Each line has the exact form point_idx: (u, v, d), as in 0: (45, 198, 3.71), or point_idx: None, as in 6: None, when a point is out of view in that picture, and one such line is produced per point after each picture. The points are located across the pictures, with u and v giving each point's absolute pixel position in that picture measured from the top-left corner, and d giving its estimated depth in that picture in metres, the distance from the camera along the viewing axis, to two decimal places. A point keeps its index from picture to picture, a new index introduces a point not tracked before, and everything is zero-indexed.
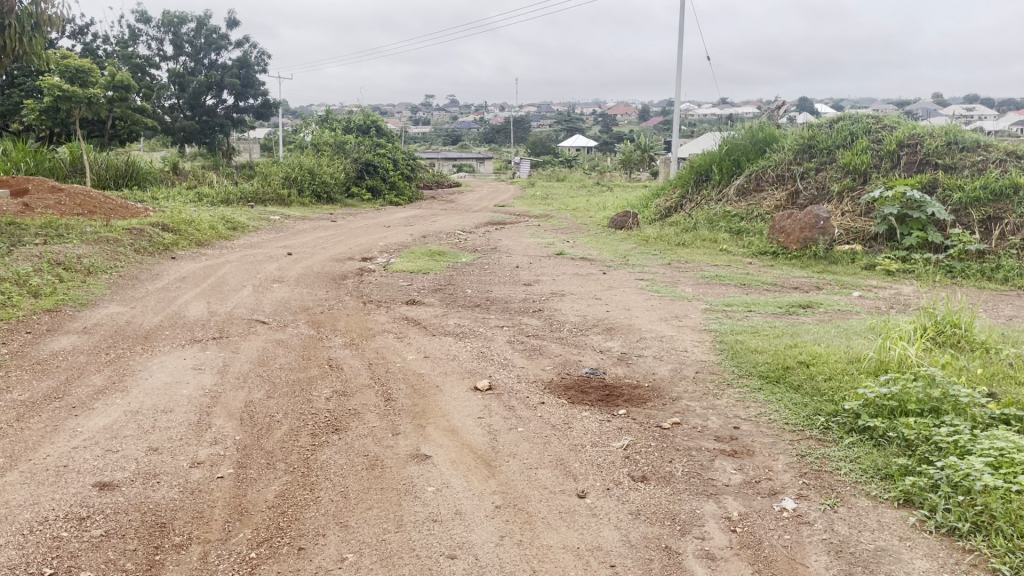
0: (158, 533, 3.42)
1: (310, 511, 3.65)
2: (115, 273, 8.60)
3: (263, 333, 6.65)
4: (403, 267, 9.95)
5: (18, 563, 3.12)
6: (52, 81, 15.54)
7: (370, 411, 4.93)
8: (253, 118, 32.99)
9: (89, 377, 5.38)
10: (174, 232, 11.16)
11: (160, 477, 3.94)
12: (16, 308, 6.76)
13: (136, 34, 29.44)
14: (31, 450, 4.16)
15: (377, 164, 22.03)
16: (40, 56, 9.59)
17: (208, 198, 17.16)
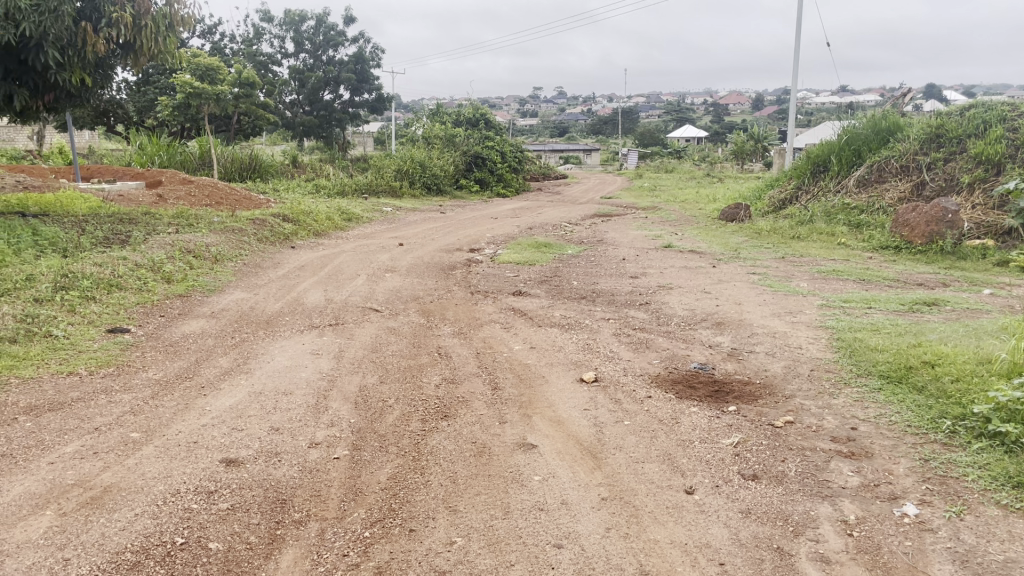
0: (280, 509, 3.59)
1: (421, 494, 3.75)
2: (240, 261, 9.06)
3: (376, 321, 6.86)
4: (511, 258, 10.04)
5: (154, 531, 3.34)
6: (184, 79, 16.45)
7: (478, 399, 5.01)
8: (367, 112, 33.95)
9: (216, 359, 5.70)
10: (294, 223, 11.64)
11: (282, 456, 4.13)
12: (152, 293, 7.23)
13: (260, 32, 30.72)
14: (165, 426, 4.45)
15: (486, 156, 22.28)
16: (174, 52, 9.77)
17: (325, 190, 17.82)
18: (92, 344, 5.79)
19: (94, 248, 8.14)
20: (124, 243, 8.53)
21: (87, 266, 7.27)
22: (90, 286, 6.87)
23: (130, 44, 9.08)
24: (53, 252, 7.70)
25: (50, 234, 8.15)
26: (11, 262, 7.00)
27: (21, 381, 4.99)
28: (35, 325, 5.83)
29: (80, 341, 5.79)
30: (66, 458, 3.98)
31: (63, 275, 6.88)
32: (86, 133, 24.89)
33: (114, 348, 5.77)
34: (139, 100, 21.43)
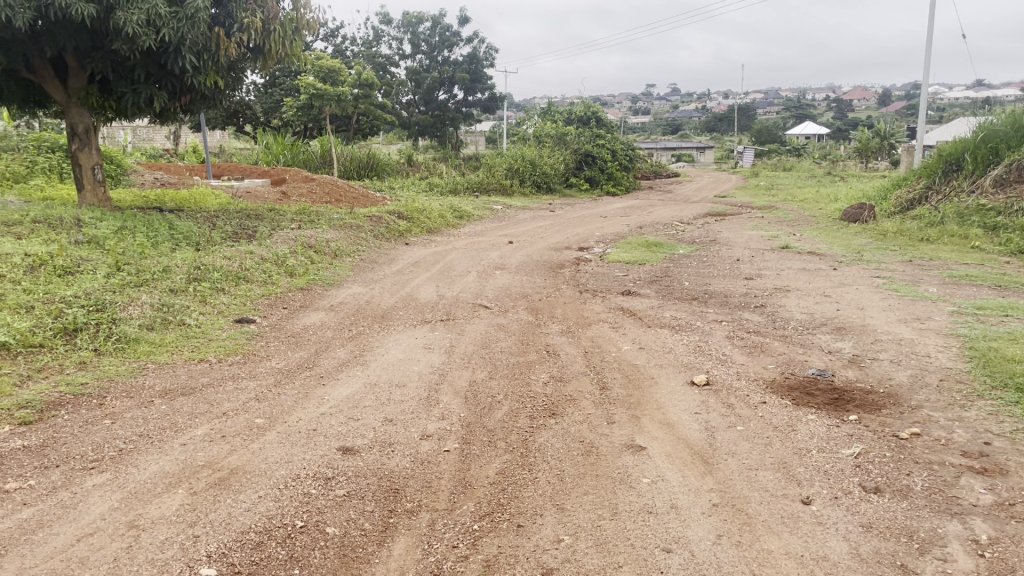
0: (393, 498, 3.70)
1: (529, 490, 3.78)
2: (357, 256, 9.37)
3: (486, 317, 6.95)
4: (621, 257, 9.97)
5: (276, 513, 3.50)
6: (308, 81, 17.10)
7: (586, 398, 5.00)
8: (480, 112, 34.42)
9: (335, 351, 5.92)
10: (408, 220, 11.95)
11: (395, 446, 4.25)
12: (276, 285, 7.57)
13: (380, 34, 31.63)
14: (287, 413, 4.66)
15: (596, 155, 22.16)
16: (300, 56, 10.17)
17: (437, 188, 18.20)
18: (221, 333, 6.12)
19: (224, 242, 8.60)
20: (251, 238, 8.98)
21: (218, 259, 7.69)
22: (219, 278, 7.26)
23: (260, 48, 9.49)
24: (187, 245, 8.19)
25: (185, 228, 8.67)
26: (150, 254, 7.48)
27: (158, 366, 5.33)
28: (170, 314, 6.21)
29: (211, 330, 6.13)
30: (197, 440, 4.23)
31: (196, 268, 7.29)
32: (217, 133, 26.32)
33: (241, 338, 6.08)
34: (266, 101, 22.47)
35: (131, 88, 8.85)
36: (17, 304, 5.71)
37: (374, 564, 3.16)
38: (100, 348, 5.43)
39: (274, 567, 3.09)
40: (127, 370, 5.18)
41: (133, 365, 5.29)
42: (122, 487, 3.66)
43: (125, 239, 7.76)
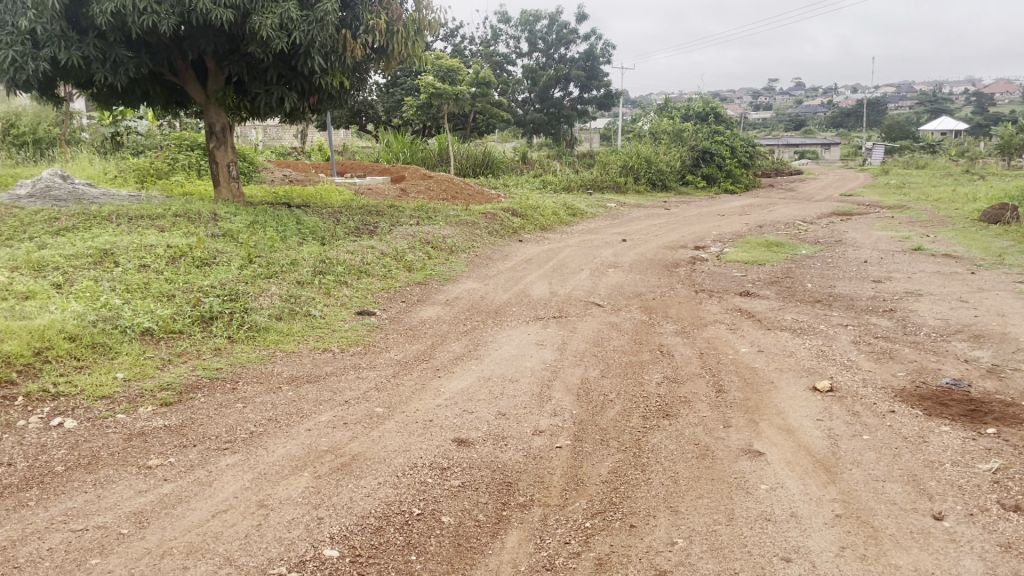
0: (506, 491, 3.74)
1: (641, 490, 3.75)
2: (472, 252, 9.53)
3: (598, 315, 6.93)
4: (739, 257, 9.71)
5: (394, 500, 3.61)
6: (427, 80, 17.50)
7: (702, 400, 4.90)
8: (595, 109, 34.27)
9: (450, 344, 6.04)
10: (522, 217, 12.04)
11: (508, 440, 4.30)
12: (395, 279, 7.80)
13: (498, 33, 31.97)
14: (405, 403, 4.80)
15: (714, 152, 21.66)
16: (422, 56, 10.38)
17: (551, 185, 18.27)
18: (343, 324, 6.35)
19: (347, 237, 8.93)
20: (372, 233, 9.27)
21: (341, 254, 7.99)
22: (342, 271, 7.54)
23: (383, 49, 9.76)
24: (313, 239, 8.54)
25: (311, 223, 9.05)
26: (279, 248, 7.85)
27: (285, 354, 5.60)
28: (297, 304, 6.50)
29: (334, 321, 6.38)
30: (321, 426, 4.41)
31: (321, 262, 7.59)
32: (341, 132, 27.30)
33: (362, 329, 6.30)
34: (387, 100, 23.14)
35: (264, 89, 9.29)
36: (160, 293, 6.12)
37: (487, 555, 3.22)
38: (233, 336, 5.75)
39: (391, 552, 3.19)
40: (257, 357, 5.46)
41: (262, 352, 5.57)
42: (253, 468, 3.86)
43: (256, 233, 8.17)
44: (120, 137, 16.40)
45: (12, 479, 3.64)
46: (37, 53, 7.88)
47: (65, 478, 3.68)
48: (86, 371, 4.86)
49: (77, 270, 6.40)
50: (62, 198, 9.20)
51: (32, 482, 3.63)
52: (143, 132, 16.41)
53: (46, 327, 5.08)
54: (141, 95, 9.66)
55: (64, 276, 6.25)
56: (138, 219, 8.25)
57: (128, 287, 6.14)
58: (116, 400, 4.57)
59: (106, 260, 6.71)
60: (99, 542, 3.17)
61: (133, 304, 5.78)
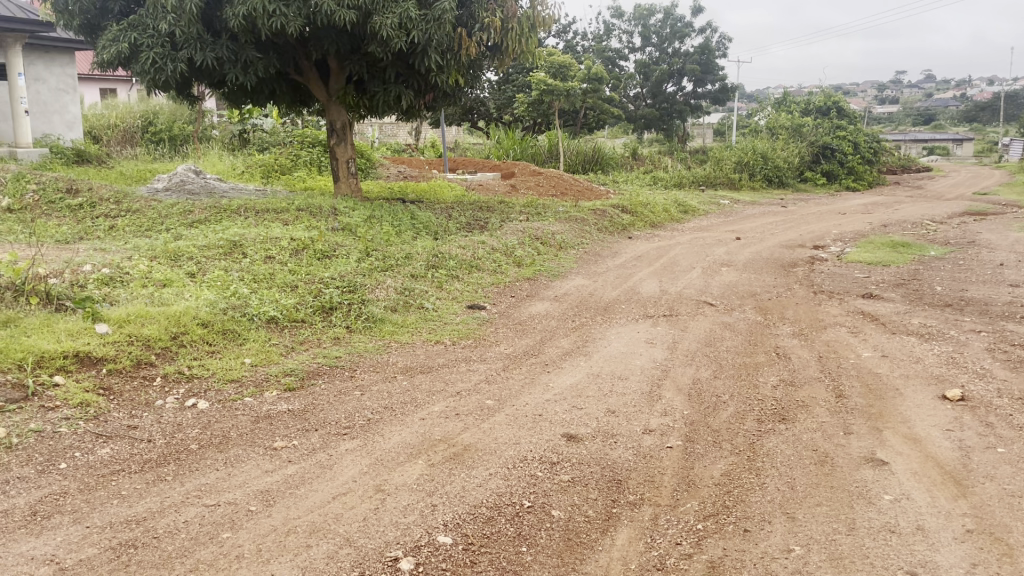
0: (615, 489, 3.73)
1: (756, 495, 3.66)
2: (582, 249, 9.51)
3: (710, 315, 6.79)
4: (861, 257, 9.31)
5: (505, 491, 3.65)
6: (539, 77, 17.59)
7: (820, 405, 4.74)
8: (709, 104, 33.53)
9: (559, 340, 6.06)
10: (632, 214, 11.94)
11: (618, 437, 4.28)
12: (505, 275, 7.88)
13: (610, 28, 31.74)
14: (515, 397, 4.85)
15: (835, 147, 20.84)
16: (535, 53, 10.41)
17: (662, 181, 18.03)
18: (454, 317, 6.48)
19: (459, 232, 9.08)
20: (482, 228, 9.40)
21: (453, 248, 8.15)
22: (455, 266, 7.69)
23: (498, 46, 9.85)
24: (426, 234, 8.74)
25: (424, 218, 9.25)
26: (394, 242, 8.08)
27: (400, 345, 5.76)
28: (411, 297, 6.68)
29: (446, 314, 6.51)
30: (434, 416, 4.52)
31: (434, 256, 7.77)
32: (453, 128, 27.75)
33: (473, 322, 6.41)
34: (499, 97, 23.39)
35: (382, 87, 9.56)
36: (284, 283, 6.41)
37: (597, 551, 3.22)
38: (351, 326, 5.96)
39: (502, 542, 3.24)
40: (373, 347, 5.64)
41: (379, 342, 5.75)
42: (370, 454, 4.00)
43: (373, 227, 8.42)
44: (246, 134, 17.26)
45: (153, 454, 3.91)
46: (175, 55, 8.38)
47: (198, 456, 3.92)
48: (217, 355, 5.16)
49: (209, 260, 6.78)
50: (195, 192, 9.76)
51: (170, 457, 3.88)
52: (268, 130, 17.20)
53: (183, 313, 5.42)
54: (267, 94, 10.12)
55: (197, 265, 6.64)
56: (263, 212, 8.66)
57: (254, 277, 6.46)
58: (244, 383, 4.82)
59: (235, 250, 7.08)
60: (229, 517, 3.35)
61: (259, 293, 6.08)
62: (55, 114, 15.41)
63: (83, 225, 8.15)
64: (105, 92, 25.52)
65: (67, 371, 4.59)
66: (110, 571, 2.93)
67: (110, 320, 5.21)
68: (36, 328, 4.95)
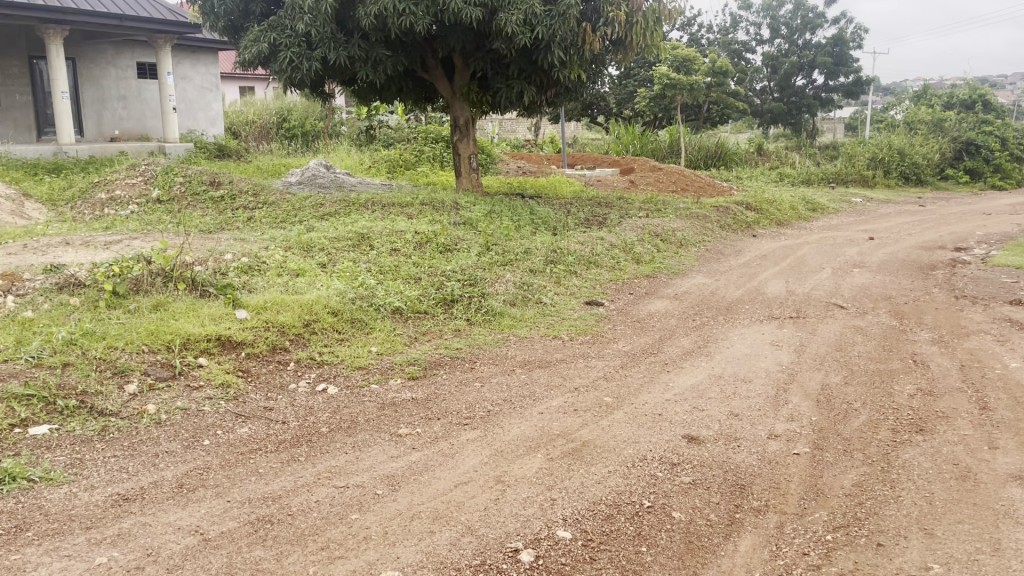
0: (739, 494, 3.63)
1: (890, 508, 3.48)
2: (703, 246, 9.32)
3: (841, 318, 6.52)
4: (1009, 260, 8.69)
5: (625, 490, 3.63)
6: (662, 71, 17.31)
7: (962, 417, 4.46)
8: (841, 98, 32.12)
9: (679, 339, 5.96)
10: (757, 211, 11.59)
11: (741, 442, 4.17)
12: (624, 272, 7.82)
13: (737, 21, 30.88)
14: (634, 395, 4.80)
15: (980, 143, 19.51)
16: (659, 46, 10.24)
17: (789, 178, 17.42)
18: (573, 313, 6.48)
19: (578, 227, 9.07)
20: (602, 224, 9.36)
21: (572, 244, 8.15)
22: (573, 261, 7.69)
23: (622, 41, 9.75)
24: (546, 229, 8.77)
25: (544, 214, 9.30)
26: (514, 236, 8.16)
27: (519, 339, 5.81)
28: (530, 292, 6.73)
29: (564, 309, 6.52)
30: (553, 410, 4.54)
31: (553, 251, 7.79)
32: (572, 124, 27.70)
33: (591, 318, 6.39)
34: (621, 92, 23.19)
35: (506, 83, 9.65)
36: (408, 275, 6.59)
37: (719, 556, 3.15)
38: (471, 318, 6.06)
39: (622, 541, 3.22)
40: (493, 339, 5.73)
41: (498, 336, 5.82)
42: (491, 444, 4.06)
43: (494, 222, 8.53)
44: (372, 130, 17.83)
45: (287, 435, 4.10)
46: (311, 54, 8.76)
47: (328, 439, 4.08)
48: (345, 343, 5.36)
49: (339, 251, 7.06)
50: (325, 186, 10.18)
51: (302, 439, 4.06)
52: (393, 126, 17.71)
53: (314, 302, 5.66)
54: (395, 91, 10.41)
55: (328, 256, 6.92)
56: (389, 206, 8.92)
57: (380, 269, 6.68)
58: (371, 371, 5.00)
59: (362, 243, 7.33)
60: (357, 499, 3.48)
61: (385, 285, 6.28)
62: (200, 111, 16.45)
63: (224, 216, 8.64)
64: (244, 89, 26.92)
65: (210, 354, 4.88)
66: (248, 543, 3.09)
67: (249, 306, 5.51)
68: (183, 312, 5.29)
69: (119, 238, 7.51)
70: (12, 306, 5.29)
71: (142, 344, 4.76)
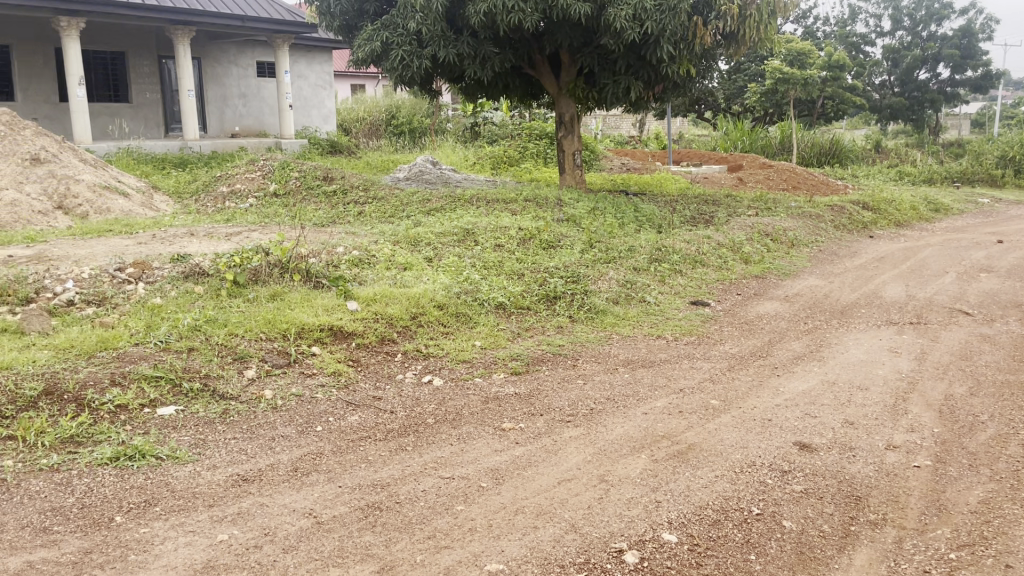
0: (854, 505, 3.49)
1: (1021, 529, 3.27)
2: (816, 246, 8.99)
3: (966, 325, 6.16)
4: None
5: (732, 496, 3.54)
6: (775, 65, 16.80)
7: None
8: (968, 93, 30.37)
9: (790, 343, 5.77)
10: (874, 211, 11.10)
11: (857, 451, 4.00)
12: (732, 271, 7.63)
13: (856, 12, 29.62)
14: (742, 399, 4.68)
15: None
16: (773, 39, 9.91)
17: (909, 177, 16.59)
18: (678, 313, 6.37)
19: (683, 225, 8.91)
20: (708, 223, 9.17)
21: (678, 242, 8.01)
22: (678, 260, 7.56)
23: (733, 34, 9.50)
24: (650, 227, 8.65)
25: (649, 211, 9.18)
26: (618, 234, 8.09)
27: (622, 337, 5.76)
28: (634, 290, 6.66)
29: (669, 309, 6.42)
30: (657, 411, 4.48)
31: (658, 250, 7.68)
32: (677, 120, 27.22)
33: (697, 319, 6.26)
34: (730, 87, 22.64)
35: (613, 79, 9.57)
36: (512, 271, 6.63)
37: (833, 569, 3.03)
38: (574, 315, 6.04)
39: (730, 548, 3.14)
40: (596, 337, 5.70)
41: (600, 334, 5.79)
42: (594, 443, 4.04)
43: (598, 219, 8.48)
44: (477, 126, 18.04)
45: (394, 425, 4.19)
46: (422, 52, 8.92)
47: (434, 430, 4.15)
48: (450, 336, 5.44)
49: (444, 246, 7.17)
50: (431, 181, 10.37)
51: (409, 429, 4.15)
52: (497, 122, 17.86)
53: (421, 296, 5.77)
54: (501, 88, 10.48)
55: (434, 251, 7.04)
56: (493, 202, 9.00)
57: (485, 264, 6.75)
58: (475, 364, 5.06)
59: (468, 238, 7.42)
60: (462, 491, 3.53)
61: (490, 280, 6.34)
62: (313, 108, 17.03)
63: (336, 210, 8.93)
64: (355, 87, 27.74)
65: (323, 343, 5.06)
66: (359, 528, 3.18)
67: (359, 298, 5.67)
68: (298, 302, 5.50)
69: (239, 230, 7.86)
70: (143, 292, 5.62)
71: (259, 332, 4.98)
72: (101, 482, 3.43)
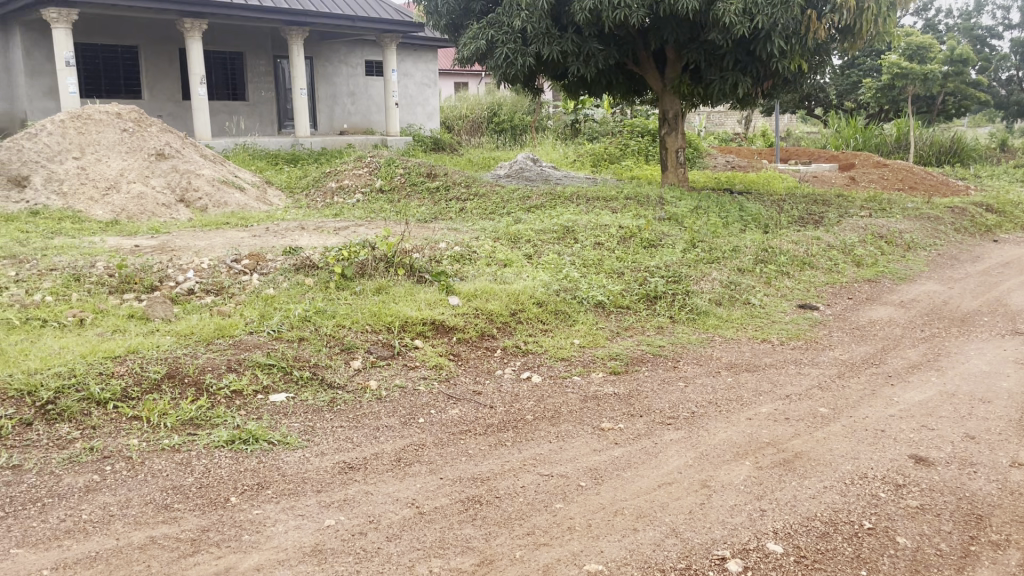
0: (975, 524, 3.30)
1: None
2: (934, 250, 8.56)
3: None
4: None
5: (841, 508, 3.41)
6: (892, 60, 16.07)
7: None
8: None
9: (904, 351, 5.51)
10: (999, 214, 10.47)
11: (978, 467, 3.79)
12: (842, 274, 7.35)
13: (983, 3, 28.00)
14: (852, 408, 4.50)
15: None
16: (892, 32, 9.47)
17: None
18: (784, 316, 6.18)
19: (791, 225, 8.64)
20: (817, 223, 8.87)
21: (785, 243, 7.78)
22: (786, 262, 7.33)
23: (849, 28, 9.13)
24: (756, 227, 8.42)
25: (754, 210, 8.95)
26: (722, 234, 7.92)
27: (724, 340, 5.64)
28: (738, 291, 6.50)
29: (775, 312, 6.24)
30: (762, 417, 4.36)
31: (764, 251, 7.48)
32: (785, 116, 26.39)
33: (804, 323, 6.06)
34: (843, 82, 21.79)
35: (719, 75, 9.36)
36: (612, 270, 6.58)
37: None
38: (674, 316, 5.95)
39: (839, 562, 3.03)
40: (698, 339, 5.60)
41: (702, 335, 5.68)
42: (696, 447, 3.96)
43: (701, 218, 8.32)
44: (578, 123, 17.99)
45: (494, 420, 4.24)
46: (526, 50, 8.96)
47: (533, 426, 4.17)
48: (550, 334, 5.45)
49: (545, 243, 7.18)
50: (532, 179, 10.40)
51: (509, 425, 4.18)
52: (599, 119, 17.76)
53: (521, 293, 5.80)
54: (604, 85, 10.42)
55: (534, 248, 7.06)
56: (594, 200, 8.95)
57: (585, 262, 6.73)
58: (574, 362, 5.05)
59: (568, 236, 7.42)
60: (561, 489, 3.53)
61: (589, 278, 6.32)
62: (418, 106, 17.36)
63: (439, 206, 9.08)
64: (459, 85, 28.14)
65: (425, 337, 5.15)
66: (459, 521, 3.23)
67: (461, 294, 5.75)
68: (402, 296, 5.62)
69: (346, 225, 8.09)
70: (257, 283, 5.87)
71: (365, 324, 5.13)
72: (218, 463, 3.61)
